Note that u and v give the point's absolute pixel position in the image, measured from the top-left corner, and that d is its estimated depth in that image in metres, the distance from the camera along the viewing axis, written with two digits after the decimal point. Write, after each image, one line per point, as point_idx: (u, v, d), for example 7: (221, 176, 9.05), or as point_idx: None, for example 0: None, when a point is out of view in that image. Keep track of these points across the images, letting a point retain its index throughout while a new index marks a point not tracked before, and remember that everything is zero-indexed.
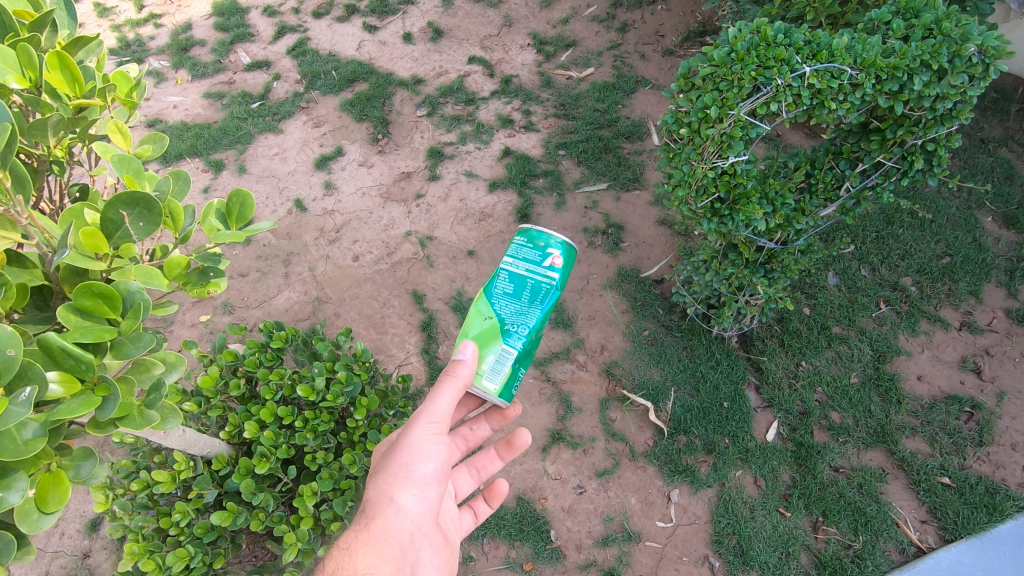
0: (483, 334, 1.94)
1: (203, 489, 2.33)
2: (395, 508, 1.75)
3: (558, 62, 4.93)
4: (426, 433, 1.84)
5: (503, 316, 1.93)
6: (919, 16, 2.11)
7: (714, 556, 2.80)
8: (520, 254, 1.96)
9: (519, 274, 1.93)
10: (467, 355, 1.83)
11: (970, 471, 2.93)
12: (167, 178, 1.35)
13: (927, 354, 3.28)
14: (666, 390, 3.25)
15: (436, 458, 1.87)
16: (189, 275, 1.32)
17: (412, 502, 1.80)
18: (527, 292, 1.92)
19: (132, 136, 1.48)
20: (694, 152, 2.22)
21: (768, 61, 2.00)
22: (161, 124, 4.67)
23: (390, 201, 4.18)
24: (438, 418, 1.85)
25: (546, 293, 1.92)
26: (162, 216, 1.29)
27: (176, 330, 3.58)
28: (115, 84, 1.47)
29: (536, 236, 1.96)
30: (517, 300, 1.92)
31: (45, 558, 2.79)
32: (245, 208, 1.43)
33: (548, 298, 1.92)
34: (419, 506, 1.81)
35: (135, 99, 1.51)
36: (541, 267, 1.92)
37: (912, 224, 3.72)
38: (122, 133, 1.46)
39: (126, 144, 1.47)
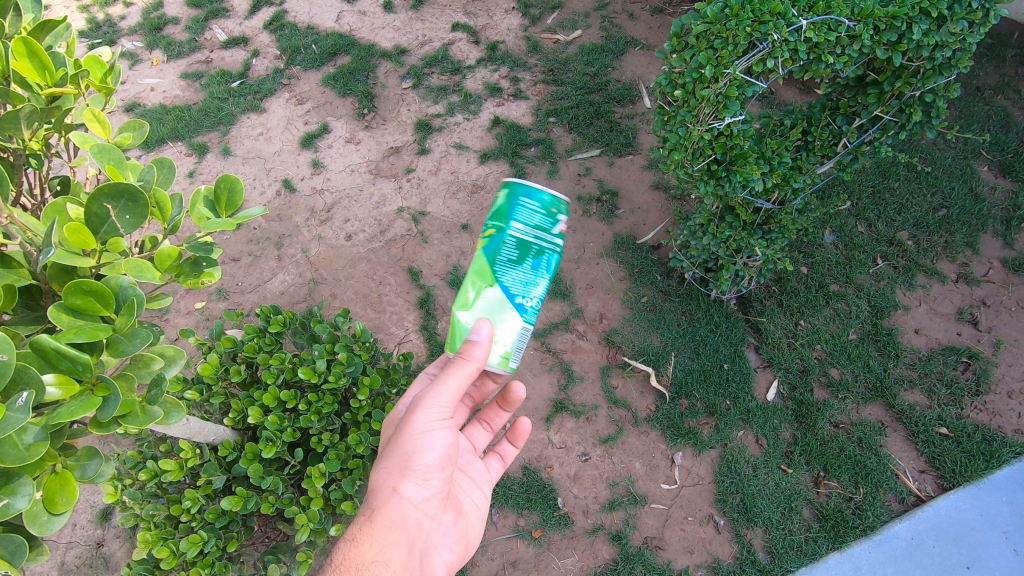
0: (493, 307, 1.76)
1: (211, 475, 2.35)
2: (401, 501, 1.79)
3: (545, 25, 4.78)
4: (429, 423, 1.81)
5: (510, 288, 1.75)
6: None
7: (718, 514, 2.86)
8: (528, 216, 1.72)
9: (526, 240, 1.72)
10: (483, 337, 1.72)
11: (967, 421, 2.97)
12: (150, 166, 1.29)
13: (924, 308, 3.29)
14: (666, 354, 3.26)
15: (441, 450, 1.83)
16: (181, 266, 1.29)
17: (415, 492, 1.83)
18: (532, 259, 1.75)
19: (110, 124, 1.42)
20: (688, 115, 2.14)
21: (763, 16, 1.90)
22: (139, 108, 4.55)
23: (380, 177, 4.11)
24: (438, 409, 1.81)
25: (548, 258, 1.78)
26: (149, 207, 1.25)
27: (172, 318, 3.56)
28: (89, 70, 1.40)
29: (540, 197, 1.73)
30: (522, 267, 1.74)
31: (59, 549, 2.83)
32: (234, 194, 1.38)
33: (551, 265, 1.80)
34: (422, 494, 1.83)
35: (112, 85, 1.45)
36: (549, 233, 1.75)
37: (908, 177, 3.70)
38: (99, 122, 1.40)
39: (104, 132, 1.42)
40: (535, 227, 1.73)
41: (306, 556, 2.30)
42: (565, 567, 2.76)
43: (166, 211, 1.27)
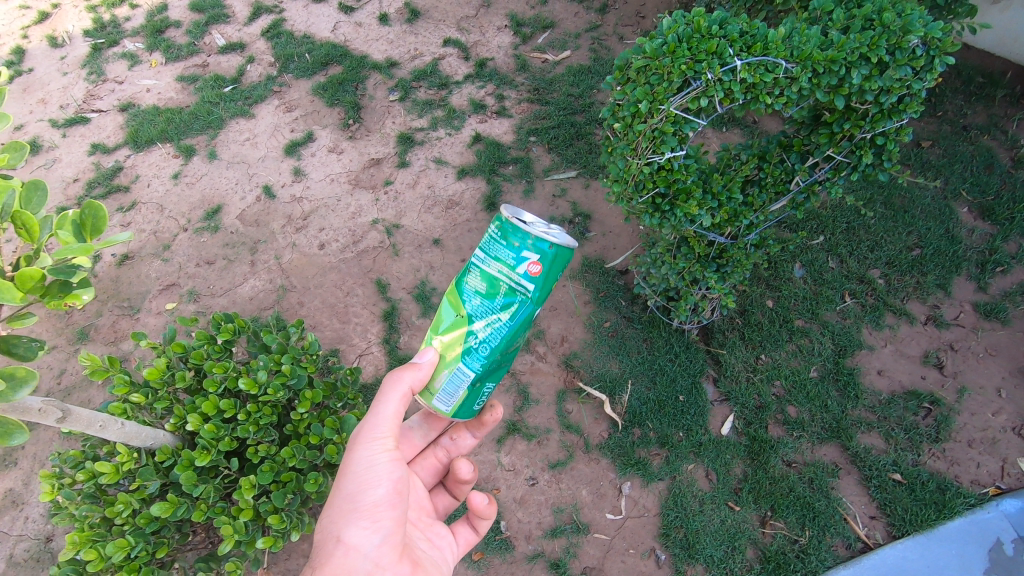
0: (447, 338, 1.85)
1: (145, 480, 2.38)
2: (343, 549, 1.64)
3: (535, 44, 4.81)
4: (372, 455, 1.77)
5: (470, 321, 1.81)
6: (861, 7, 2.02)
7: (660, 548, 2.82)
8: (502, 253, 1.78)
9: (492, 276, 1.79)
10: (424, 363, 1.80)
11: (922, 468, 2.91)
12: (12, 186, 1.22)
13: (890, 348, 3.24)
14: (623, 382, 3.23)
15: (389, 483, 1.77)
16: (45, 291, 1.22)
17: (365, 535, 1.68)
18: (498, 296, 1.78)
19: None
20: (627, 148, 2.11)
21: (699, 55, 1.89)
22: (134, 109, 4.66)
23: (358, 187, 4.15)
24: (380, 433, 1.81)
25: (519, 303, 1.77)
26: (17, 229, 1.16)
27: (142, 318, 3.62)
28: None
29: (511, 230, 1.76)
30: (488, 303, 1.79)
31: (10, 541, 2.89)
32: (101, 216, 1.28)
33: (520, 310, 1.77)
34: (372, 540, 1.69)
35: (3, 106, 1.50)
36: (519, 273, 1.75)
37: (885, 215, 3.64)
38: None
39: None
40: (505, 263, 1.78)
41: (235, 565, 2.33)
42: None
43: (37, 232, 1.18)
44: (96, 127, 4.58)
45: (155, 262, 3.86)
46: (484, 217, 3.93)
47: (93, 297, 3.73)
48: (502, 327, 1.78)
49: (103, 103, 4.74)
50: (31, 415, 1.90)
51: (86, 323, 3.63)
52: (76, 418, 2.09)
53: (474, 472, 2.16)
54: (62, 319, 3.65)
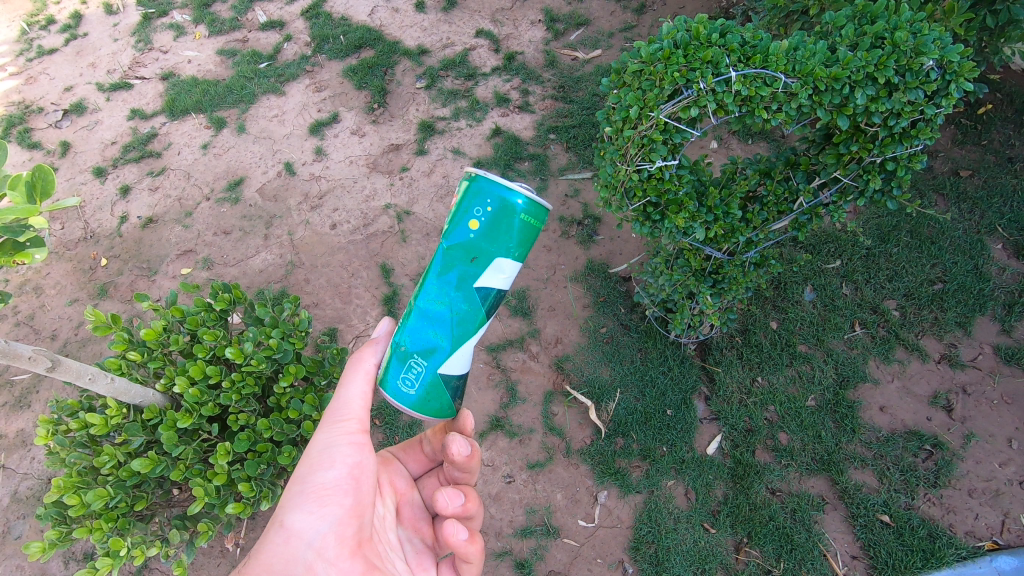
0: None
1: (131, 435, 2.48)
2: (284, 536, 1.58)
3: (567, 41, 4.75)
4: (330, 438, 1.72)
5: None
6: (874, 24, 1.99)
7: (628, 561, 2.79)
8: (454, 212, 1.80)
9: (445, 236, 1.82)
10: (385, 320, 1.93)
11: (915, 513, 2.78)
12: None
13: (896, 384, 3.09)
14: (612, 390, 3.18)
15: (343, 468, 1.69)
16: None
17: (308, 520, 1.60)
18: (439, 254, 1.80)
19: None
20: (617, 153, 2.19)
21: (694, 63, 1.95)
22: (174, 78, 4.81)
23: (376, 171, 4.20)
24: (342, 416, 1.76)
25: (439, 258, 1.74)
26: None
27: (158, 281, 3.77)
28: None
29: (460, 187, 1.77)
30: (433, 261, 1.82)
31: (16, 479, 3.01)
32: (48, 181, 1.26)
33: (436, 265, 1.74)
34: (316, 527, 1.61)
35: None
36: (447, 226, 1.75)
37: (910, 244, 3.46)
38: None
39: None
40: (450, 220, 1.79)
41: (208, 527, 2.46)
42: None
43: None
44: (137, 93, 4.73)
45: (176, 228, 4.00)
46: None
47: (115, 255, 3.89)
48: (427, 278, 1.76)
49: (146, 70, 4.90)
50: (21, 362, 1.98)
51: (106, 280, 3.79)
52: (66, 368, 2.17)
53: (465, 504, 1.91)
54: (86, 274, 3.82)
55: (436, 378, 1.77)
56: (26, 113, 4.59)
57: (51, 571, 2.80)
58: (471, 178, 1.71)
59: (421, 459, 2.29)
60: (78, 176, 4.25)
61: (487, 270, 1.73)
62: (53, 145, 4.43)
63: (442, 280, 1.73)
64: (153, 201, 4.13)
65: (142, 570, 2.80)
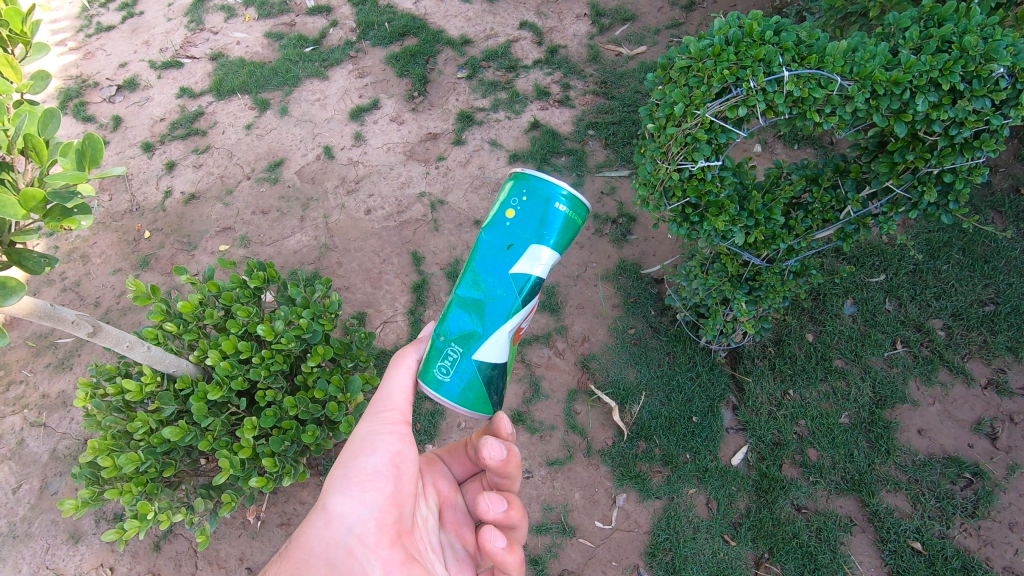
0: None
1: (163, 403, 2.54)
2: (325, 519, 1.54)
3: (611, 36, 4.68)
4: (373, 426, 1.73)
5: None
6: (941, 26, 1.89)
7: (644, 567, 2.75)
8: None
9: None
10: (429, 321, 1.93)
11: (949, 542, 2.67)
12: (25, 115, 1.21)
13: (937, 407, 2.97)
14: (637, 392, 3.13)
15: (385, 455, 1.68)
16: (47, 213, 1.24)
17: (349, 504, 1.57)
18: None
19: (22, 70, 1.34)
20: (658, 151, 2.15)
21: (745, 61, 1.89)
22: (222, 59, 4.91)
23: (412, 159, 4.21)
24: (386, 407, 1.77)
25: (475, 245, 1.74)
26: (25, 149, 1.21)
27: (197, 256, 3.87)
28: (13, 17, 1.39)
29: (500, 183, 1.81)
30: None
31: (55, 437, 3.13)
32: (96, 150, 1.27)
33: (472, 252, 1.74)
34: (358, 512, 1.57)
35: (28, 36, 1.43)
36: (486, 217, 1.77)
37: (961, 262, 3.29)
38: (11, 67, 1.33)
39: (14, 77, 1.34)
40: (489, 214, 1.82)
41: (231, 498, 2.53)
42: None
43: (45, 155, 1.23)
44: (187, 72, 4.85)
45: (217, 205, 4.09)
46: None
47: (158, 229, 4.01)
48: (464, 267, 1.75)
49: (197, 50, 5.02)
50: (65, 326, 2.04)
51: (148, 252, 3.90)
52: (106, 335, 2.24)
53: (506, 511, 1.85)
54: (129, 246, 3.94)
55: (471, 367, 1.71)
56: (82, 87, 4.75)
57: (82, 529, 2.92)
58: (511, 174, 1.76)
59: (465, 463, 2.26)
60: (128, 150, 4.38)
61: (522, 258, 1.70)
62: (106, 119, 4.58)
63: (480, 265, 1.71)
64: (196, 177, 4.23)
65: (167, 535, 2.89)
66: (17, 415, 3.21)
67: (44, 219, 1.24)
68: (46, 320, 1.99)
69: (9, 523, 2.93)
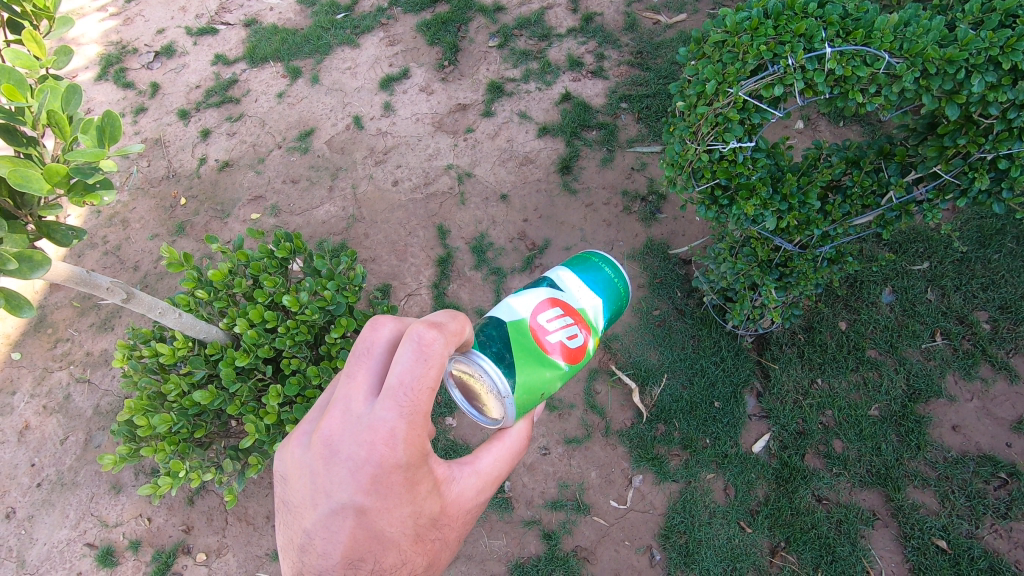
0: None
1: (194, 367, 2.63)
2: None
3: (650, 3, 4.47)
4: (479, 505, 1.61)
5: None
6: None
7: (657, 548, 2.76)
8: None
9: None
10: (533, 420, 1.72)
11: (976, 542, 2.60)
12: (51, 91, 1.25)
13: (975, 404, 2.86)
14: (658, 374, 3.09)
15: None
16: (70, 186, 1.28)
17: None
18: None
19: (46, 46, 1.38)
20: (687, 131, 2.08)
21: (784, 36, 1.78)
22: (256, 25, 4.90)
23: (440, 131, 4.17)
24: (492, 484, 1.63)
25: None
26: (49, 126, 1.24)
27: (230, 223, 3.95)
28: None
29: None
30: None
31: (98, 394, 3.30)
32: (114, 127, 1.31)
33: None
34: None
35: (51, 12, 1.46)
36: None
37: (1013, 251, 3.10)
38: (36, 42, 1.36)
39: (38, 53, 1.38)
40: None
41: (258, 461, 2.64)
42: (491, 547, 2.82)
43: (67, 131, 1.27)
44: (222, 39, 4.86)
45: (249, 174, 4.15)
46: (556, 179, 3.83)
47: (193, 196, 4.10)
48: None
49: (231, 17, 5.02)
50: (100, 292, 2.12)
51: (184, 219, 4.00)
52: (139, 301, 2.31)
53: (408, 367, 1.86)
54: (166, 212, 4.05)
55: None
56: (122, 53, 4.83)
57: (123, 481, 3.09)
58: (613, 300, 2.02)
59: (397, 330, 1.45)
60: (165, 117, 4.47)
61: None
62: (145, 85, 4.66)
63: None
64: (230, 145, 4.29)
65: (200, 491, 3.03)
66: (64, 371, 3.38)
67: (68, 194, 1.29)
68: (82, 285, 2.06)
69: (58, 472, 3.13)
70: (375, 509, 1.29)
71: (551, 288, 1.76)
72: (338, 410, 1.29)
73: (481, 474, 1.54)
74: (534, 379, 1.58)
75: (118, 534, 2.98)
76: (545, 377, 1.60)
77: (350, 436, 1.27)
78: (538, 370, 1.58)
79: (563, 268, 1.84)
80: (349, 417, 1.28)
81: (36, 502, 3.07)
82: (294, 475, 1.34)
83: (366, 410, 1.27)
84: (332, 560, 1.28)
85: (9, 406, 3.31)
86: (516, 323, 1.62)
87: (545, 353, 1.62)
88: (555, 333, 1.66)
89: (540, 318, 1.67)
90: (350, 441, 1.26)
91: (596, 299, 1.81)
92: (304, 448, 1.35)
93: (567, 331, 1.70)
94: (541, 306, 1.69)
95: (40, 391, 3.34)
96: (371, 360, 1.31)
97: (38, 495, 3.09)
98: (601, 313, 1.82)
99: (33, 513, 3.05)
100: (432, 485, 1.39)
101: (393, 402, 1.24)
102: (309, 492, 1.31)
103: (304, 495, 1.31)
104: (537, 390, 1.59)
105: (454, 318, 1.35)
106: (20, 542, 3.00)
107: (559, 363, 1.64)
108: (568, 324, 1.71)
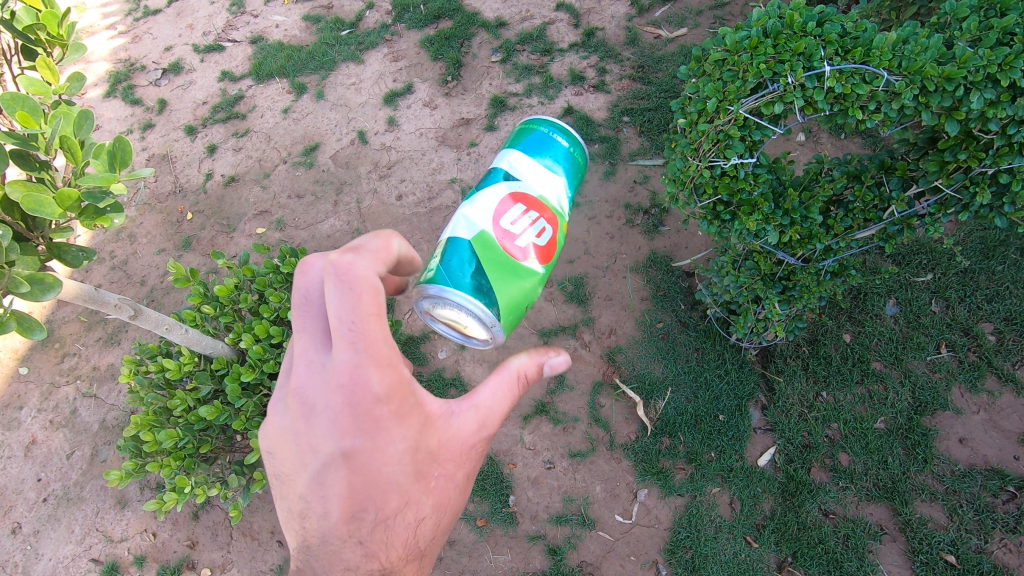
0: None
1: (200, 383, 2.65)
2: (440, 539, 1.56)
3: (651, 18, 4.52)
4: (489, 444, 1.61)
5: None
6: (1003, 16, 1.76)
7: (663, 563, 2.74)
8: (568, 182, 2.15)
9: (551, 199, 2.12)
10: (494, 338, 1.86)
11: (985, 557, 2.58)
12: (66, 118, 1.28)
13: (982, 416, 2.84)
14: (662, 387, 3.09)
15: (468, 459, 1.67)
16: (83, 208, 1.31)
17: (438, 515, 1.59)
18: None
19: (60, 73, 1.41)
20: (689, 147, 2.10)
21: (784, 54, 1.81)
22: (262, 42, 4.96)
23: (444, 145, 4.20)
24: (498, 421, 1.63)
25: None
26: (62, 150, 1.28)
27: (235, 238, 3.99)
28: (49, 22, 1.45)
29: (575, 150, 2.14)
30: None
31: (104, 408, 3.32)
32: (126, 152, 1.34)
33: None
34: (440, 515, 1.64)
35: (65, 39, 1.50)
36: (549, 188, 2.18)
37: (1018, 262, 3.10)
38: (50, 69, 1.39)
39: (53, 80, 1.41)
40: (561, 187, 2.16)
41: (263, 476, 2.64)
42: (496, 562, 2.81)
43: (79, 156, 1.30)
44: (228, 56, 4.93)
45: (255, 188, 4.19)
46: None
47: (200, 211, 4.14)
48: None
49: (238, 34, 5.09)
50: (108, 309, 2.14)
51: (191, 234, 4.04)
52: (146, 317, 2.33)
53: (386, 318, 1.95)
54: (173, 227, 4.09)
55: None
56: (131, 71, 4.90)
57: (128, 495, 3.10)
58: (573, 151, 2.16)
59: None
60: (172, 133, 4.53)
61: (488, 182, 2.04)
62: (153, 102, 4.72)
63: None
64: (236, 160, 4.34)
65: (204, 505, 3.04)
66: (70, 386, 3.41)
67: (80, 218, 1.32)
68: (90, 303, 2.07)
69: (64, 487, 3.14)
70: (364, 451, 1.35)
71: (507, 182, 1.93)
72: (299, 365, 1.37)
73: (479, 407, 1.54)
74: (514, 296, 1.82)
75: (123, 549, 2.99)
76: (525, 287, 1.85)
77: (314, 383, 1.34)
78: (517, 283, 1.83)
79: (513, 156, 2.00)
80: (308, 367, 1.35)
81: (43, 517, 3.08)
82: (275, 443, 1.42)
83: (322, 357, 1.34)
84: (335, 513, 1.36)
85: (16, 420, 3.33)
86: (481, 238, 1.80)
87: (517, 261, 1.84)
88: (520, 232, 1.87)
89: (503, 223, 1.85)
90: (315, 389, 1.33)
91: (553, 177, 2.02)
92: (276, 414, 1.42)
93: (533, 228, 1.90)
94: (503, 210, 1.88)
95: (47, 406, 3.36)
96: (315, 305, 1.39)
97: (45, 510, 3.10)
98: (563, 192, 2.05)
99: (39, 528, 3.06)
100: (422, 419, 1.44)
101: (344, 340, 1.29)
102: (295, 452, 1.38)
103: (292, 459, 1.39)
104: (521, 301, 1.85)
105: (377, 238, 1.42)
106: (26, 557, 3.00)
107: (534, 267, 1.88)
108: (532, 219, 1.90)
